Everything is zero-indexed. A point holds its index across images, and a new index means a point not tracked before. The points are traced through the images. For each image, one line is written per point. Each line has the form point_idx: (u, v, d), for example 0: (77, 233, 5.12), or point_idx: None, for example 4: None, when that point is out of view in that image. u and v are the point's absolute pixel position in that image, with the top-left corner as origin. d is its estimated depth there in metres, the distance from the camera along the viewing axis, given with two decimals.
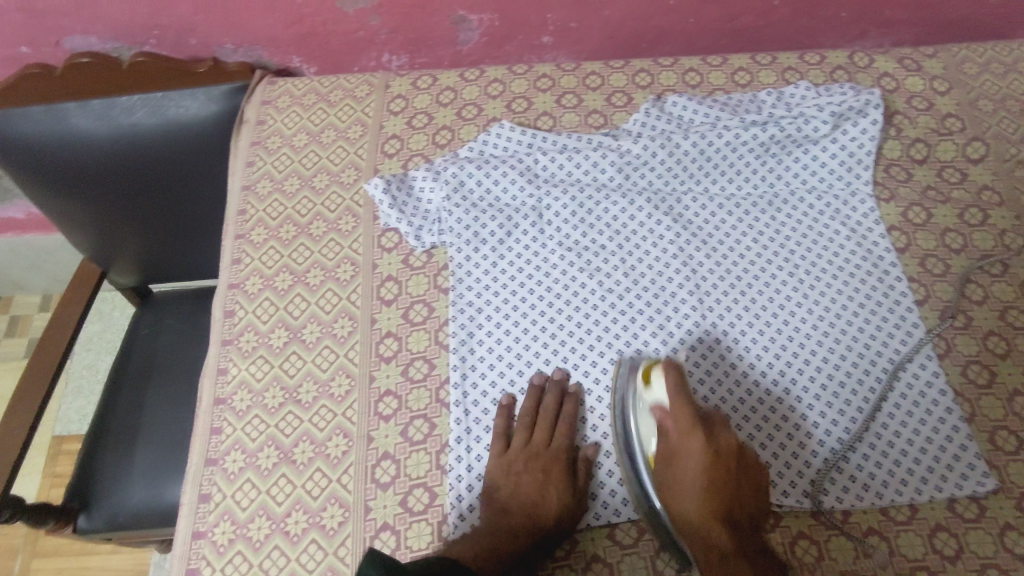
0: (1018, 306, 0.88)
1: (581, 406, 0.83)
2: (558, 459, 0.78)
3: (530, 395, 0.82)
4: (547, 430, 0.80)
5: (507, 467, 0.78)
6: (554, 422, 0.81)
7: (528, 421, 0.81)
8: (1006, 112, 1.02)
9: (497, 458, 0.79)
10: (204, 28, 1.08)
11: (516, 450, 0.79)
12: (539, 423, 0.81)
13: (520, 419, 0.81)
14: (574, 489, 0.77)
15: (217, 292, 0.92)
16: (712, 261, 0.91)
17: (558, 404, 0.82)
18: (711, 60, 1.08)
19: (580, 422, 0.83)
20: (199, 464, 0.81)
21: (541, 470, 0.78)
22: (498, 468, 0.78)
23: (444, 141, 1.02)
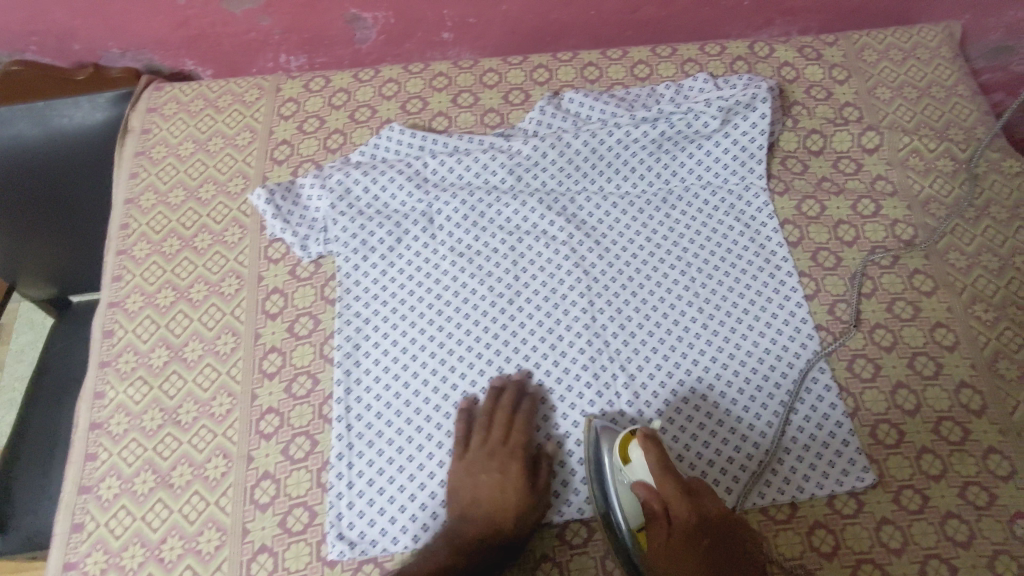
0: (905, 298, 0.88)
1: (541, 402, 0.83)
2: (516, 458, 0.77)
3: (530, 398, 0.82)
4: (505, 428, 0.79)
5: (466, 471, 0.76)
6: (511, 421, 0.80)
7: (484, 421, 0.80)
8: (903, 100, 1.02)
9: (454, 463, 0.77)
10: (85, 32, 1.03)
11: (472, 452, 0.78)
12: (496, 423, 0.79)
13: (477, 420, 0.80)
14: (533, 489, 0.76)
15: (97, 311, 0.89)
16: (604, 263, 0.90)
17: (517, 403, 0.81)
18: (611, 53, 1.06)
19: (540, 418, 0.82)
20: (72, 492, 0.79)
21: (499, 471, 0.76)
22: (455, 473, 0.76)
23: (336, 145, 0.98)
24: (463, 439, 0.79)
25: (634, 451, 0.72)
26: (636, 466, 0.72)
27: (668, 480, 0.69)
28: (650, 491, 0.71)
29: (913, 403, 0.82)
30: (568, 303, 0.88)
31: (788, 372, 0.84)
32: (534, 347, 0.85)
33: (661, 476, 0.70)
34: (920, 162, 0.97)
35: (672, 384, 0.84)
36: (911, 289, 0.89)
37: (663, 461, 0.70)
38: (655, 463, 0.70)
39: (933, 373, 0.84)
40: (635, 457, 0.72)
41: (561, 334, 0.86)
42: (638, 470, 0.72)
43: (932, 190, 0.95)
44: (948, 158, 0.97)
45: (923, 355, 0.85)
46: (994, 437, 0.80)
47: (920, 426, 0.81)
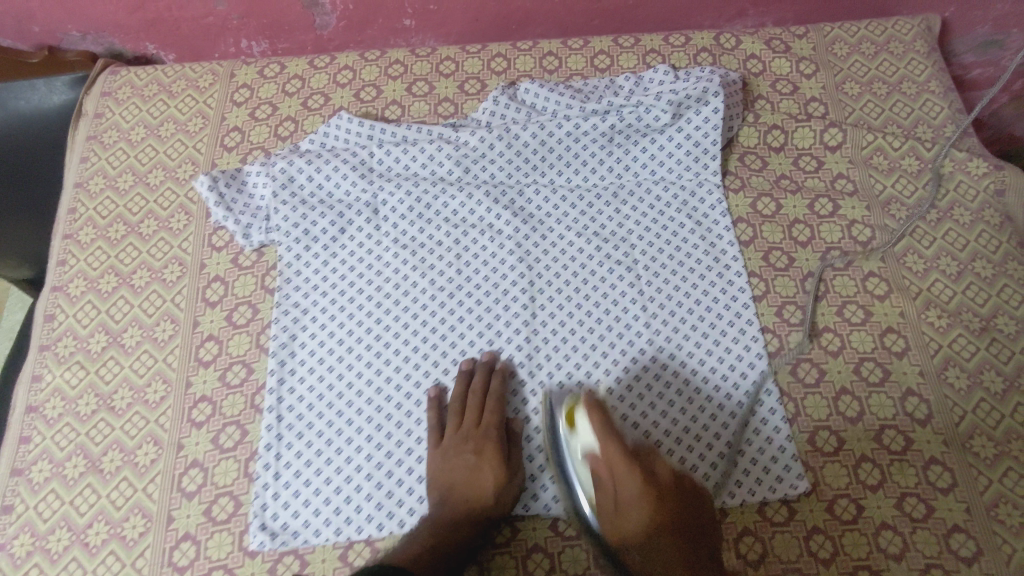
0: (857, 302, 0.86)
1: (514, 380, 0.82)
2: (489, 438, 0.77)
3: (496, 376, 0.81)
4: (476, 411, 0.79)
5: (442, 456, 0.77)
6: (482, 404, 0.79)
7: (457, 407, 0.79)
8: (872, 96, 0.98)
9: (432, 450, 0.78)
10: (43, 15, 1.04)
11: (448, 437, 0.78)
12: (468, 405, 0.79)
13: (451, 404, 0.80)
14: (509, 467, 0.75)
15: (41, 295, 0.90)
16: (549, 258, 0.88)
17: (487, 385, 0.80)
18: (572, 42, 1.03)
19: (514, 399, 0.82)
20: (5, 474, 0.80)
21: (473, 452, 0.76)
22: (434, 458, 0.77)
23: (287, 133, 0.97)
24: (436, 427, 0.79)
25: (581, 422, 0.73)
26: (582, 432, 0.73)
27: (611, 443, 0.70)
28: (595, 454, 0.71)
29: (855, 410, 0.80)
30: (509, 298, 0.86)
31: (742, 381, 0.82)
32: (471, 342, 0.84)
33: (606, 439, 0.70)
34: (885, 160, 0.94)
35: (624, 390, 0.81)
36: (864, 292, 0.86)
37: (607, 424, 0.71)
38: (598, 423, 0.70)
39: (879, 380, 0.81)
40: (581, 426, 0.73)
41: (499, 329, 0.84)
42: (585, 438, 0.72)
43: (894, 190, 0.92)
44: (912, 157, 0.94)
45: (871, 361, 0.82)
46: (936, 448, 0.77)
47: (860, 433, 0.79)
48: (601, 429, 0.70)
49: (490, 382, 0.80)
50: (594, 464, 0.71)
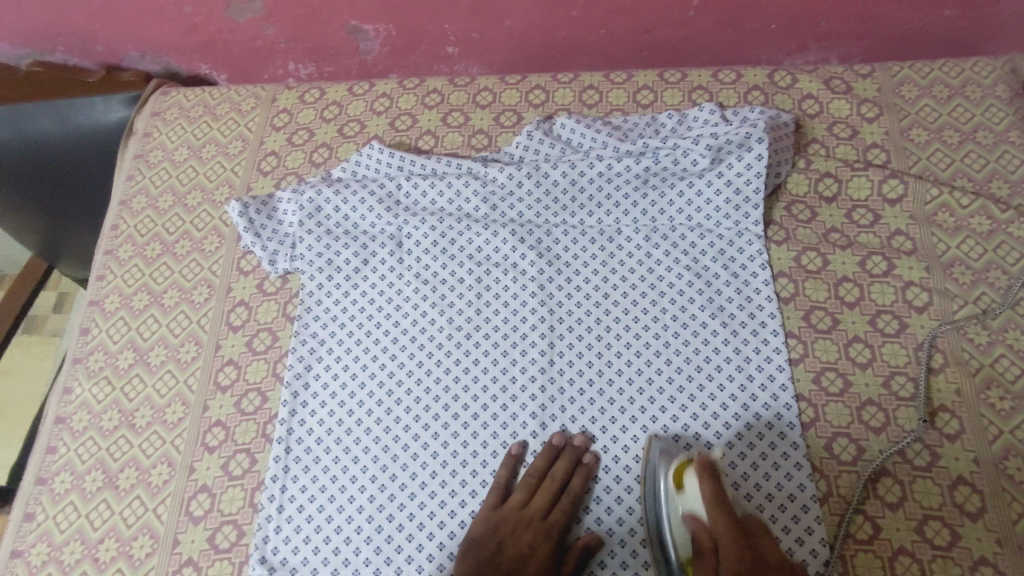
0: (906, 373, 0.78)
1: (593, 481, 0.76)
2: (548, 536, 0.72)
3: (580, 473, 0.75)
4: (549, 495, 0.74)
5: (494, 527, 0.72)
6: (558, 492, 0.74)
7: (532, 482, 0.75)
8: (941, 144, 0.90)
9: (486, 512, 0.74)
10: (106, 35, 1.08)
11: (510, 511, 0.74)
12: (542, 487, 0.75)
13: (526, 477, 0.76)
14: (558, 572, 0.70)
15: (81, 307, 0.94)
16: (571, 302, 0.84)
17: (569, 474, 0.75)
18: (615, 76, 1.00)
19: (589, 496, 0.75)
20: (31, 482, 0.83)
21: (526, 544, 0.71)
22: (483, 524, 0.73)
23: (321, 160, 0.98)
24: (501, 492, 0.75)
25: (691, 480, 0.69)
26: (693, 495, 0.69)
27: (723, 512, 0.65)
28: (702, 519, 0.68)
29: (896, 495, 0.72)
30: (527, 343, 0.83)
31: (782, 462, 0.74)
32: (484, 387, 0.81)
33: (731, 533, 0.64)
34: (951, 218, 0.85)
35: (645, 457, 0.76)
36: (916, 364, 0.78)
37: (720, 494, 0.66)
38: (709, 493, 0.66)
39: (926, 465, 0.73)
40: (691, 486, 0.69)
41: (514, 375, 0.81)
42: (694, 504, 0.69)
43: (959, 251, 0.83)
44: (983, 215, 0.85)
45: (918, 442, 0.74)
46: (988, 548, 0.69)
47: (900, 522, 0.71)
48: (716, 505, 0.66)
49: (573, 475, 0.75)
50: (696, 529, 0.67)
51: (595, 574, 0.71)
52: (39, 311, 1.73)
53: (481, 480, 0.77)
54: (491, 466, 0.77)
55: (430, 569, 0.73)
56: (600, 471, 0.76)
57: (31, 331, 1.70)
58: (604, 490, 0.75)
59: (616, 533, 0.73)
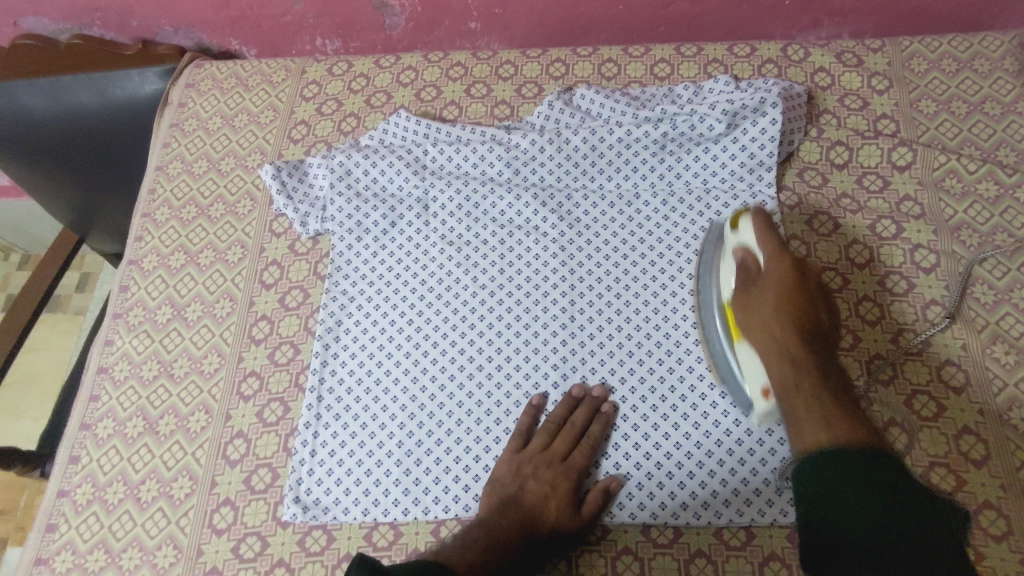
0: (914, 330, 0.81)
1: (611, 429, 0.79)
2: (568, 476, 0.76)
3: (600, 420, 0.78)
4: (568, 441, 0.78)
5: (516, 469, 0.76)
6: (577, 438, 0.78)
7: (552, 428, 0.79)
8: (949, 115, 0.93)
9: (509, 457, 0.77)
10: (141, 10, 1.12)
11: (531, 454, 0.77)
12: (562, 432, 0.78)
13: (546, 423, 0.79)
14: (577, 512, 0.74)
15: (119, 267, 0.99)
16: (592, 262, 0.88)
17: (587, 420, 0.78)
18: (633, 50, 1.03)
19: (607, 443, 0.79)
20: (75, 427, 0.87)
21: (547, 483, 0.75)
22: (507, 466, 0.76)
23: (349, 128, 1.02)
24: (522, 437, 0.79)
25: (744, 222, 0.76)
26: (744, 236, 0.76)
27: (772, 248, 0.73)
28: (754, 252, 0.74)
29: (903, 443, 0.75)
30: (549, 300, 0.86)
31: None
32: (507, 341, 0.85)
33: (775, 258, 0.72)
34: (958, 184, 0.88)
35: (662, 407, 0.79)
36: (923, 321, 0.81)
37: (771, 231, 0.74)
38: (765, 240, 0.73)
39: (932, 415, 0.76)
40: (744, 226, 0.76)
41: (537, 329, 0.85)
42: (745, 238, 0.75)
43: (966, 215, 0.86)
44: (990, 181, 0.88)
45: (924, 394, 0.77)
46: (992, 492, 0.72)
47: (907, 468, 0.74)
48: (768, 248, 0.73)
49: (592, 422, 0.79)
50: (748, 258, 0.74)
51: (613, 515, 0.75)
52: (64, 288, 1.77)
53: (504, 428, 0.81)
54: (514, 415, 0.81)
55: (456, 510, 0.77)
56: (619, 419, 0.79)
57: (57, 308, 1.75)
58: (621, 437, 0.79)
59: (633, 478, 0.77)
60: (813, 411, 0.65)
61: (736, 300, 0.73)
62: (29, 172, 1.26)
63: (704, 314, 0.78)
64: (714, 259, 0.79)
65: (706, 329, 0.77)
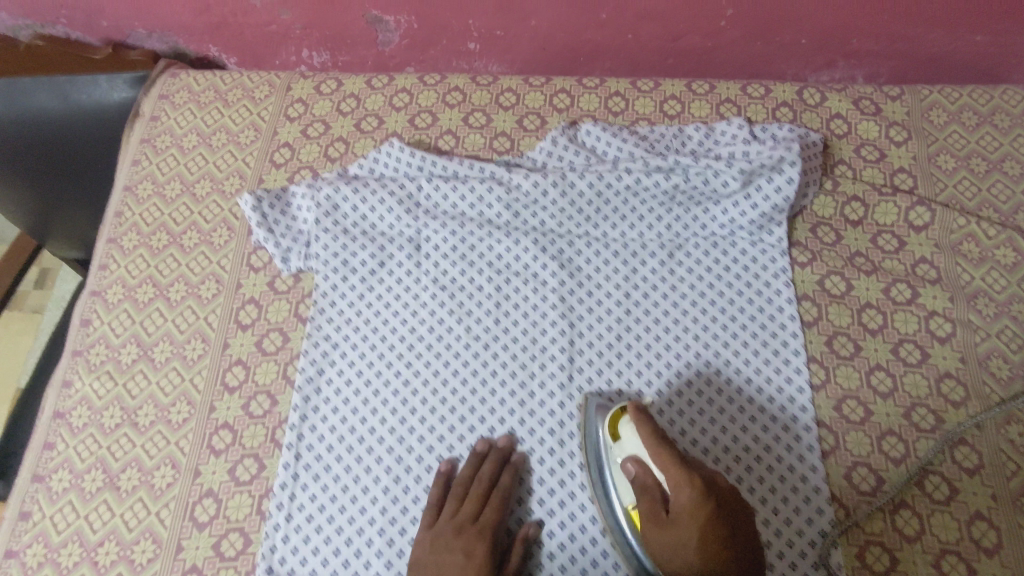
0: (927, 405, 0.78)
1: (523, 475, 0.76)
2: (482, 539, 0.70)
3: (508, 470, 0.75)
4: (478, 500, 0.73)
5: (432, 541, 0.71)
6: (485, 495, 0.73)
7: (460, 491, 0.74)
8: (969, 172, 0.90)
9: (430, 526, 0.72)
10: (112, 10, 1.03)
11: (444, 520, 0.72)
12: (471, 493, 0.73)
13: (456, 484, 0.74)
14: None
15: (81, 297, 0.91)
16: (592, 316, 0.83)
17: (496, 472, 0.74)
18: (642, 84, 0.97)
19: (520, 492, 0.75)
20: (27, 478, 0.80)
21: (460, 551, 0.70)
22: (423, 539, 0.71)
23: (337, 154, 0.95)
24: (436, 505, 0.74)
25: (624, 428, 0.70)
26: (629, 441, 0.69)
27: (672, 468, 0.65)
28: (648, 467, 0.67)
29: (914, 528, 0.72)
30: (546, 356, 0.81)
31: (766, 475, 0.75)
32: (501, 400, 0.79)
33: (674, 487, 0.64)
34: (976, 248, 0.85)
35: None
36: (936, 396, 0.78)
37: (658, 432, 0.68)
38: (667, 468, 0.65)
39: (944, 498, 0.73)
40: (625, 433, 0.70)
41: (532, 389, 0.80)
42: (631, 448, 0.69)
43: (983, 283, 0.83)
44: (1009, 248, 0.85)
45: (936, 475, 0.74)
46: None
47: (916, 555, 0.71)
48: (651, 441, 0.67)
49: (500, 474, 0.74)
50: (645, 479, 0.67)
51: None
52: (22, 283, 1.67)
53: None
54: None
55: None
56: None
57: (13, 307, 1.64)
58: (538, 499, 0.75)
59: None
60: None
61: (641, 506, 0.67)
62: None
63: (606, 510, 0.72)
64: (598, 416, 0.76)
65: (607, 516, 0.71)
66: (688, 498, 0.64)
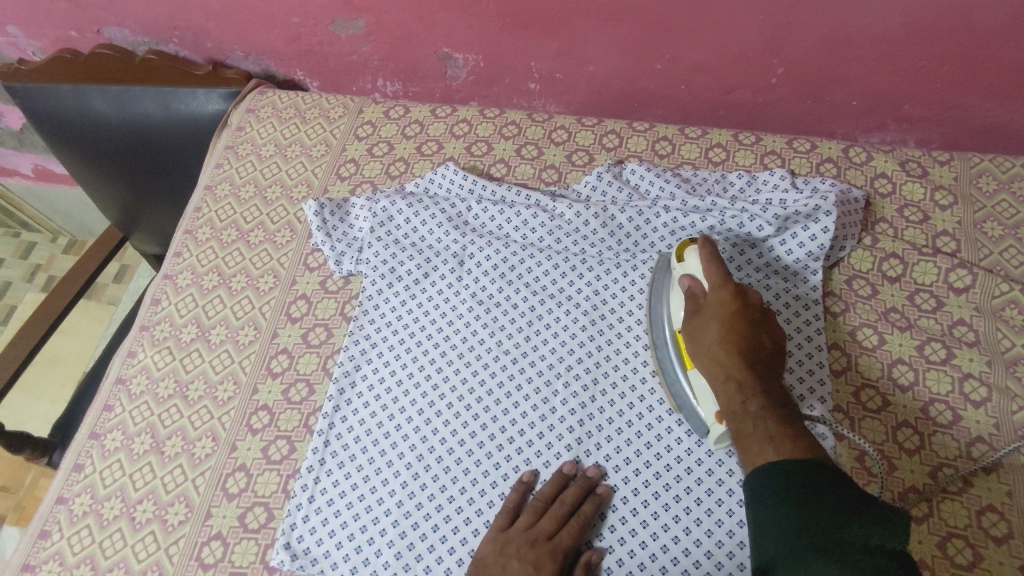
0: (955, 467, 0.76)
1: (604, 508, 0.76)
2: (553, 556, 0.72)
3: (593, 499, 0.76)
4: (554, 520, 0.74)
5: (501, 546, 0.73)
6: (564, 517, 0.75)
7: (540, 506, 0.76)
8: (1016, 241, 0.89)
9: (494, 535, 0.74)
10: (217, 34, 1.15)
11: (515, 532, 0.74)
12: (550, 511, 0.75)
13: (535, 500, 0.76)
14: None
15: (155, 279, 1.00)
16: (621, 342, 0.86)
17: (579, 499, 0.76)
18: (689, 131, 1.02)
19: (599, 520, 0.76)
20: (85, 435, 0.88)
21: (531, 564, 0.71)
22: (491, 543, 0.73)
23: (397, 173, 1.03)
24: (508, 515, 0.75)
25: (690, 252, 0.79)
26: (690, 264, 0.79)
27: (716, 282, 0.74)
28: (699, 281, 0.77)
29: None
30: (571, 376, 0.84)
31: None
32: (524, 412, 0.82)
33: (718, 280, 0.74)
34: (1018, 315, 0.84)
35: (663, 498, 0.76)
36: (966, 460, 0.76)
37: (715, 254, 0.76)
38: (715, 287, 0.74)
39: (967, 564, 0.71)
40: (691, 255, 0.79)
41: (554, 405, 0.82)
42: (690, 266, 0.78)
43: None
44: None
45: (960, 538, 0.72)
46: None
47: None
48: (706, 262, 0.76)
49: (584, 501, 0.76)
50: (693, 287, 0.76)
51: None
52: (104, 276, 1.82)
53: (499, 493, 0.78)
54: (510, 481, 0.79)
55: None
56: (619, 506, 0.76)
57: (93, 296, 1.79)
58: (608, 530, 0.75)
59: None
60: (755, 434, 0.66)
61: (685, 325, 0.76)
62: (86, 170, 1.31)
63: (661, 353, 0.80)
64: (665, 283, 0.83)
65: (660, 359, 0.80)
66: (726, 296, 0.73)
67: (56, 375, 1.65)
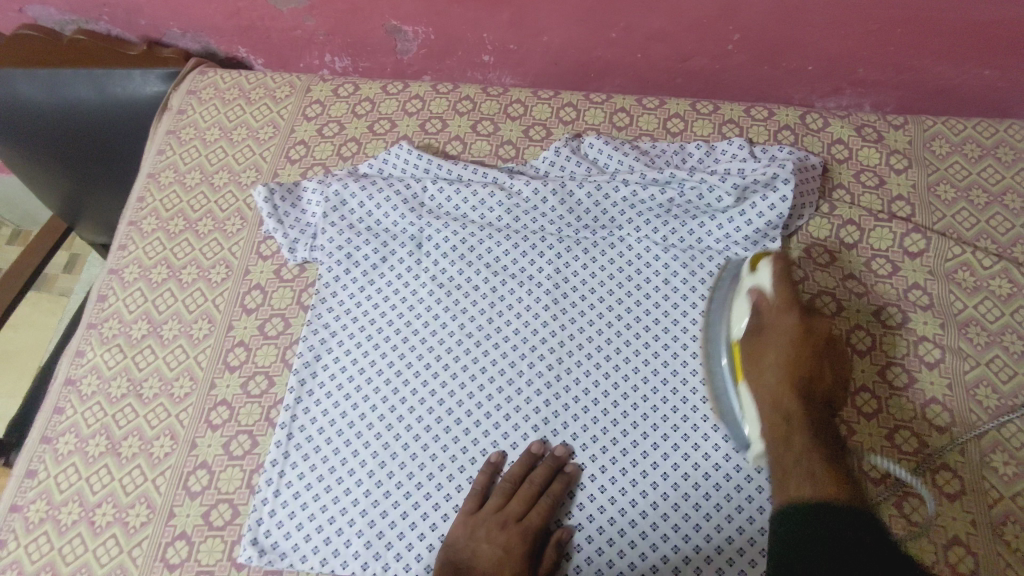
0: (911, 429, 0.78)
1: (573, 487, 0.76)
2: (523, 537, 0.72)
3: (561, 479, 0.76)
4: (524, 501, 0.74)
5: (471, 529, 0.73)
6: (534, 498, 0.75)
7: (508, 488, 0.75)
8: (968, 203, 0.90)
9: (463, 518, 0.74)
10: (149, 10, 1.10)
11: (486, 514, 0.74)
12: (519, 492, 0.75)
13: (503, 483, 0.76)
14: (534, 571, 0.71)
15: (100, 274, 0.96)
16: (584, 319, 0.85)
17: (548, 480, 0.75)
18: (647, 101, 1.00)
19: (568, 498, 0.76)
20: (37, 439, 0.84)
21: (501, 545, 0.72)
22: (462, 527, 0.73)
23: (349, 154, 0.99)
24: (477, 497, 0.75)
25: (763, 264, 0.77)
26: (763, 278, 0.76)
27: (787, 301, 0.74)
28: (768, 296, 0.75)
29: None
30: (536, 356, 0.83)
31: None
32: (489, 395, 0.81)
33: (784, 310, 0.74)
34: (970, 277, 0.85)
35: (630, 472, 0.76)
36: (921, 421, 0.78)
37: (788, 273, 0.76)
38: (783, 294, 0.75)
39: (922, 521, 0.73)
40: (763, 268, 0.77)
41: (520, 387, 0.81)
42: (761, 279, 0.76)
43: (975, 311, 0.84)
44: (1004, 279, 0.85)
45: (916, 497, 0.74)
46: None
47: None
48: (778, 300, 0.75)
49: (553, 481, 0.76)
50: (760, 300, 0.75)
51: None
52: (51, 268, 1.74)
53: (468, 476, 0.78)
54: (478, 464, 0.78)
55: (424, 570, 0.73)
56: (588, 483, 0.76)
57: (43, 288, 1.71)
58: (578, 506, 0.76)
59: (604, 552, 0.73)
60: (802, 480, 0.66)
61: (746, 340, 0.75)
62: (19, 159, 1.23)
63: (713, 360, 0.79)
64: (729, 289, 0.81)
65: (712, 368, 0.79)
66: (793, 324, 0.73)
67: (10, 373, 1.59)
